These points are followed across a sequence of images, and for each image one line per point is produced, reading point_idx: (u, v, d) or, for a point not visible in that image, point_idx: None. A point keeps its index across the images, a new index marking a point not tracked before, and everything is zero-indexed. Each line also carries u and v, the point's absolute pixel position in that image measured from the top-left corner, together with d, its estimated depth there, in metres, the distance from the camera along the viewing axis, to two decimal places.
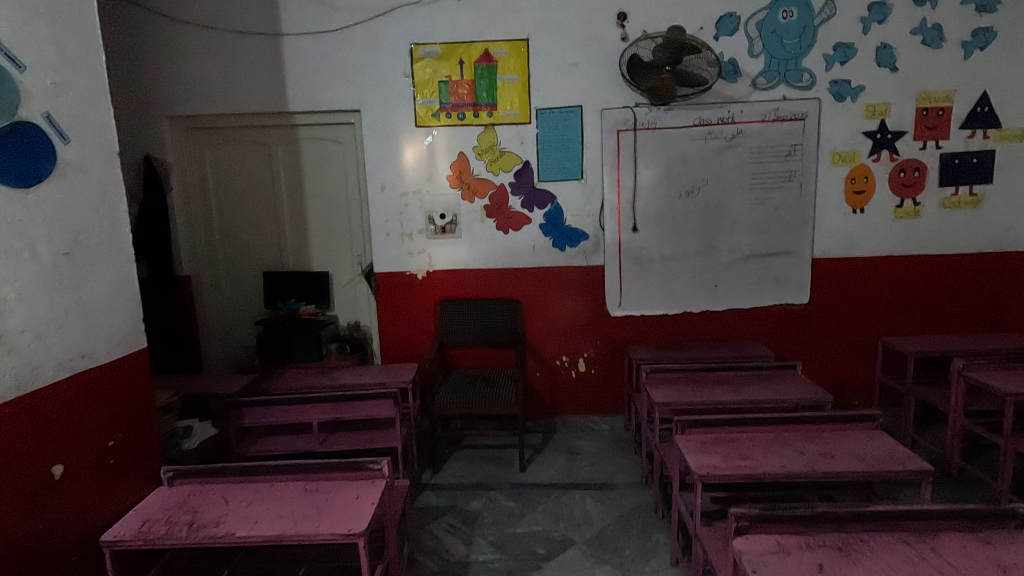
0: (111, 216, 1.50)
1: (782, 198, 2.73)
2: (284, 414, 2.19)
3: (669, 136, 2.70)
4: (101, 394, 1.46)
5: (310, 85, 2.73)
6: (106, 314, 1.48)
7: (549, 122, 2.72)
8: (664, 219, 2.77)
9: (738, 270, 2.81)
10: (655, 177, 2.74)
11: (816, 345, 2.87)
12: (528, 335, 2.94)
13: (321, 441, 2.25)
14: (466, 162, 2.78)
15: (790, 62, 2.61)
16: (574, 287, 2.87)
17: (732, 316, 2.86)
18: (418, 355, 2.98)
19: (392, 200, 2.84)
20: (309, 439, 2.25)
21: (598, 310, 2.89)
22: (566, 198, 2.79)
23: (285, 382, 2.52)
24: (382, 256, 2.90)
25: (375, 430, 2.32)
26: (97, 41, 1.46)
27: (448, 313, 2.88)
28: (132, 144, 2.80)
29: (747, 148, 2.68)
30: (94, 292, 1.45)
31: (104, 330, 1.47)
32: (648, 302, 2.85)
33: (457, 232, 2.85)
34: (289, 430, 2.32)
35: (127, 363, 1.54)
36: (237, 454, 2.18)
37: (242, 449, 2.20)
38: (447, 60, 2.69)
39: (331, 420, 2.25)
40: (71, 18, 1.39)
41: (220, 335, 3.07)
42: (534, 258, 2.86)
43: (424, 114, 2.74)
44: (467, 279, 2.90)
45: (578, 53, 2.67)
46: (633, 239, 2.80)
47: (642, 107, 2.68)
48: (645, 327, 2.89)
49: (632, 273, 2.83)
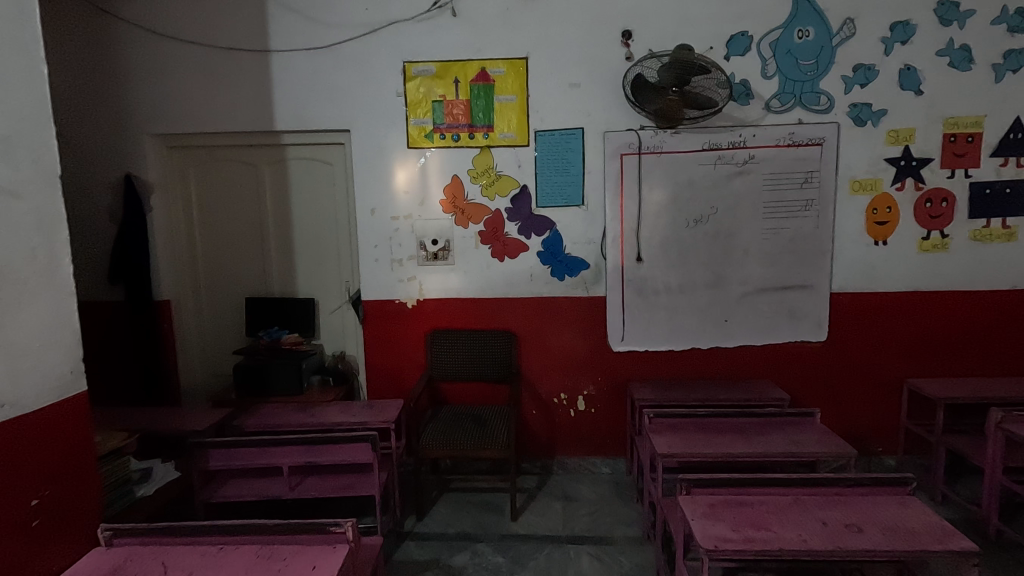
0: (47, 247, 1.36)
1: (798, 229, 2.54)
2: (253, 457, 2.02)
3: (676, 161, 2.53)
4: (26, 447, 1.30)
5: (298, 103, 2.60)
6: (35, 355, 1.34)
7: (548, 145, 2.57)
8: (670, 249, 2.60)
9: (750, 305, 2.62)
10: (660, 204, 2.57)
11: (834, 387, 2.65)
12: (523, 370, 2.75)
13: (292, 487, 2.07)
14: (460, 186, 2.62)
15: (806, 83, 2.45)
16: (573, 319, 2.69)
17: (743, 353, 2.66)
18: (406, 388, 2.80)
19: (382, 224, 2.68)
20: (279, 484, 2.07)
21: (598, 345, 2.70)
22: (566, 225, 2.62)
23: (260, 418, 2.35)
24: (370, 284, 2.74)
25: (352, 474, 2.13)
26: (38, 56, 1.34)
27: (439, 345, 2.70)
28: (113, 162, 2.68)
29: (760, 175, 2.51)
30: (21, 331, 1.31)
31: (31, 372, 1.33)
32: (653, 337, 2.66)
33: (449, 259, 2.69)
34: (260, 473, 2.14)
35: (61, 410, 1.40)
36: (200, 500, 2.00)
37: (206, 494, 2.02)
38: (441, 79, 2.56)
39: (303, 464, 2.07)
40: (6, 29, 1.26)
41: (202, 363, 2.95)
42: (531, 288, 2.68)
43: (416, 135, 2.60)
44: (459, 309, 2.73)
45: (580, 72, 2.52)
46: (637, 269, 2.62)
47: (648, 130, 2.52)
48: (649, 364, 2.70)
49: (635, 305, 2.65)
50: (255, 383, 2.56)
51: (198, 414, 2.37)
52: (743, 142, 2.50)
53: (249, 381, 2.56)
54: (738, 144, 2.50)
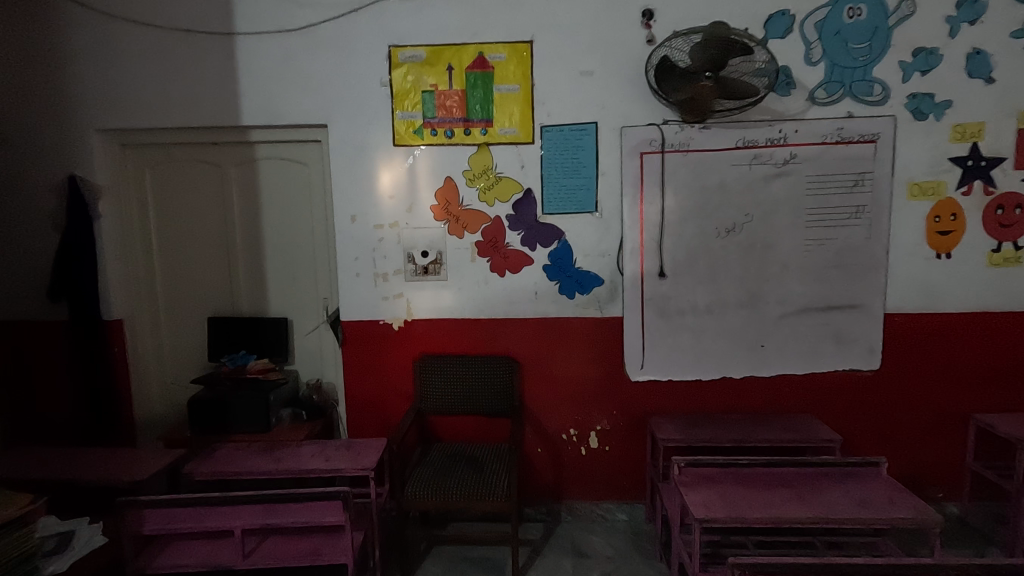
0: None
1: (847, 240, 2.18)
2: (197, 520, 1.65)
3: (705, 161, 2.18)
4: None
5: (267, 94, 2.25)
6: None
7: (556, 142, 2.22)
8: (698, 263, 2.24)
9: (790, 327, 2.25)
10: (686, 211, 2.21)
11: (888, 422, 2.28)
12: (527, 402, 2.39)
13: (246, 554, 1.71)
14: (454, 190, 2.27)
15: (858, 70, 2.10)
16: (584, 344, 2.32)
17: (782, 383, 2.29)
18: (391, 422, 2.43)
19: (364, 233, 2.33)
20: (231, 550, 1.71)
21: (614, 374, 2.33)
22: (576, 235, 2.26)
23: (215, 464, 1.98)
24: (351, 302, 2.38)
25: (320, 536, 1.76)
26: None
27: (429, 374, 2.34)
28: (56, 162, 2.33)
29: (803, 177, 2.16)
30: None
31: None
32: (677, 365, 2.30)
33: (442, 274, 2.33)
34: (209, 535, 1.77)
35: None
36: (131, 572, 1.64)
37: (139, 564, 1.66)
38: (432, 66, 2.21)
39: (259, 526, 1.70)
40: None
41: (161, 392, 2.59)
42: (536, 308, 2.32)
43: (403, 131, 2.25)
44: (453, 331, 2.37)
45: (593, 58, 2.18)
46: (659, 286, 2.26)
47: (672, 126, 2.17)
48: (673, 396, 2.33)
49: (656, 328, 2.28)
50: (214, 418, 2.19)
51: (143, 459, 2.01)
52: (783, 139, 2.14)
53: (207, 416, 2.19)
54: (777, 141, 2.15)
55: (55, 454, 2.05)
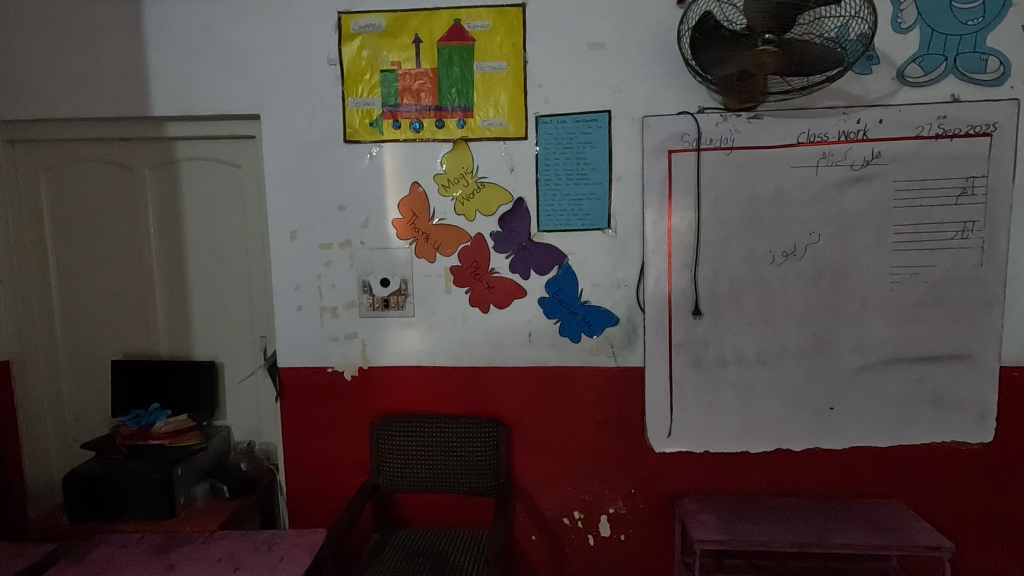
0: None
1: (950, 268, 1.61)
2: None
3: (756, 162, 1.63)
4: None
5: (183, 76, 1.74)
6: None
7: (556, 137, 1.68)
8: (745, 297, 1.68)
9: (869, 383, 1.68)
10: (730, 228, 1.66)
11: (1004, 513, 1.68)
12: (517, 476, 1.82)
13: None
14: (423, 200, 1.74)
15: (967, 38, 1.54)
16: (592, 402, 1.76)
17: (858, 458, 1.71)
18: (342, 499, 1.87)
19: (307, 255, 1.80)
20: None
21: (632, 441, 1.77)
22: (582, 259, 1.71)
23: (83, 573, 1.44)
24: (291, 343, 1.84)
25: None
26: None
27: (389, 439, 1.78)
28: None
29: (889, 183, 1.60)
30: None
31: None
32: (715, 431, 1.73)
33: (407, 308, 1.79)
34: None
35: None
36: None
37: None
38: (395, 38, 1.69)
39: None
40: None
41: (61, 456, 2.05)
42: (529, 354, 1.77)
43: (358, 123, 1.73)
44: (421, 382, 1.82)
45: (605, 26, 1.64)
46: (692, 327, 1.70)
47: (711, 115, 1.63)
48: (709, 472, 1.76)
49: (688, 382, 1.72)
50: (100, 502, 1.68)
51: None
52: (863, 132, 1.59)
53: (92, 499, 1.68)
54: (854, 135, 1.60)
55: None
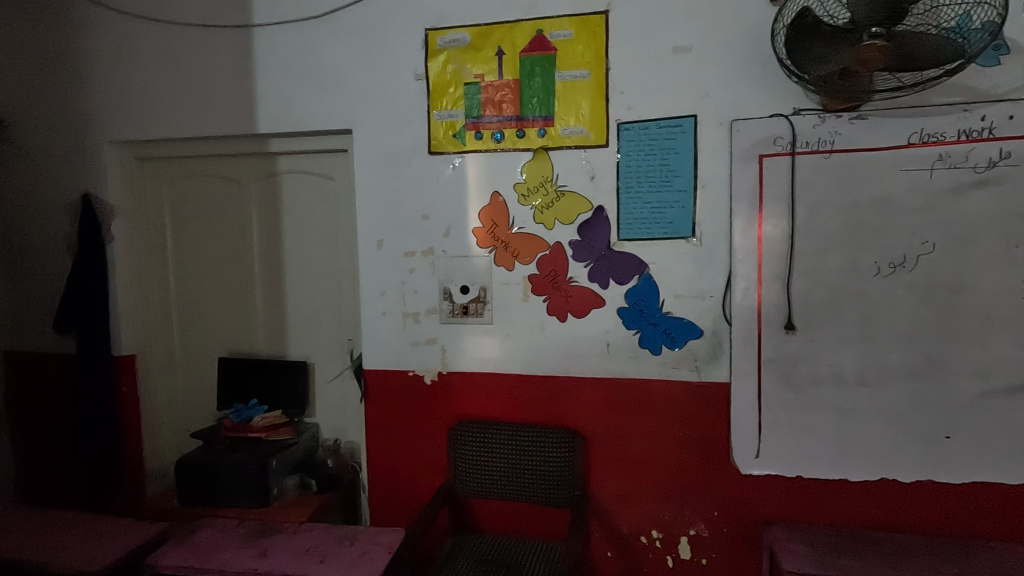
0: None
1: None
2: None
3: (859, 166, 1.51)
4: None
5: (285, 96, 1.88)
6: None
7: (639, 144, 1.65)
8: (845, 312, 1.55)
9: (995, 410, 1.49)
10: (827, 237, 1.54)
11: None
12: (592, 489, 1.78)
13: None
14: (502, 209, 1.76)
15: None
16: (672, 417, 1.70)
17: (980, 495, 1.52)
18: (419, 500, 1.92)
19: (391, 262, 1.87)
20: None
21: (715, 461, 1.68)
22: (664, 269, 1.66)
23: (189, 552, 1.57)
24: (375, 346, 1.92)
25: None
26: None
27: (465, 445, 1.81)
28: (69, 180, 2.09)
29: (1021, 187, 1.42)
30: None
31: None
32: (809, 455, 1.61)
33: (485, 315, 1.81)
34: None
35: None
36: None
37: None
38: (479, 51, 1.73)
39: None
40: None
41: (173, 443, 2.25)
42: (607, 365, 1.73)
43: (442, 134, 1.78)
44: (497, 390, 1.83)
45: (691, 29, 1.59)
46: (784, 342, 1.59)
47: (807, 116, 1.53)
48: (802, 499, 1.63)
49: (779, 401, 1.62)
50: (205, 487, 1.83)
51: (113, 535, 1.65)
52: (987, 130, 1.43)
53: (198, 484, 1.83)
54: (978, 134, 1.44)
55: (23, 520, 1.73)
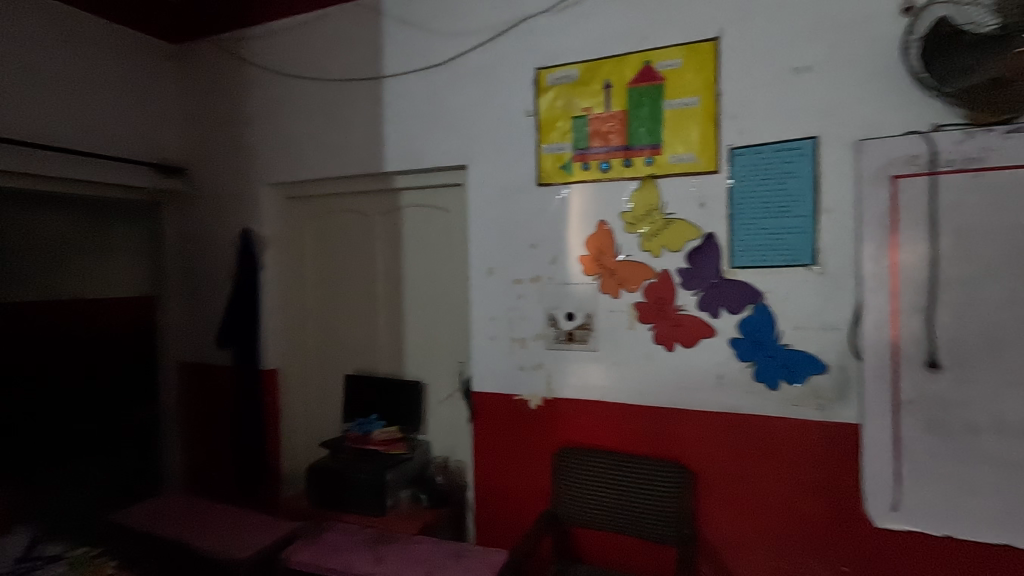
0: None
1: None
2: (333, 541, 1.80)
3: (1020, 185, 1.33)
4: None
5: (410, 136, 2.05)
6: None
7: (752, 169, 1.58)
8: (1012, 353, 1.36)
9: None
10: (961, 260, 1.39)
11: None
12: (702, 533, 1.68)
13: (374, 557, 1.71)
14: (609, 237, 1.76)
15: None
16: (802, 459, 1.55)
17: None
18: (521, 524, 1.93)
19: (502, 288, 1.93)
20: (361, 553, 1.73)
21: (844, 509, 1.52)
22: (784, 298, 1.56)
23: (319, 552, 1.74)
24: (486, 370, 1.97)
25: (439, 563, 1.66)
26: None
27: (569, 471, 1.79)
28: (235, 216, 2.45)
29: None
30: None
31: None
32: (961, 515, 1.41)
33: (590, 343, 1.81)
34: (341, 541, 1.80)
35: None
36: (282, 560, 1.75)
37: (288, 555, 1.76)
38: (586, 85, 1.77)
39: (371, 545, 1.77)
40: None
41: (306, 454, 2.47)
42: (720, 398, 1.64)
43: (550, 166, 1.83)
44: (608, 421, 1.79)
45: (816, 48, 1.50)
46: (928, 381, 1.43)
47: (951, 132, 1.38)
48: (992, 567, 1.40)
49: (924, 449, 1.44)
50: (331, 492, 2.02)
51: (255, 531, 1.87)
52: None
53: (325, 488, 2.03)
54: None
55: (192, 509, 2.03)
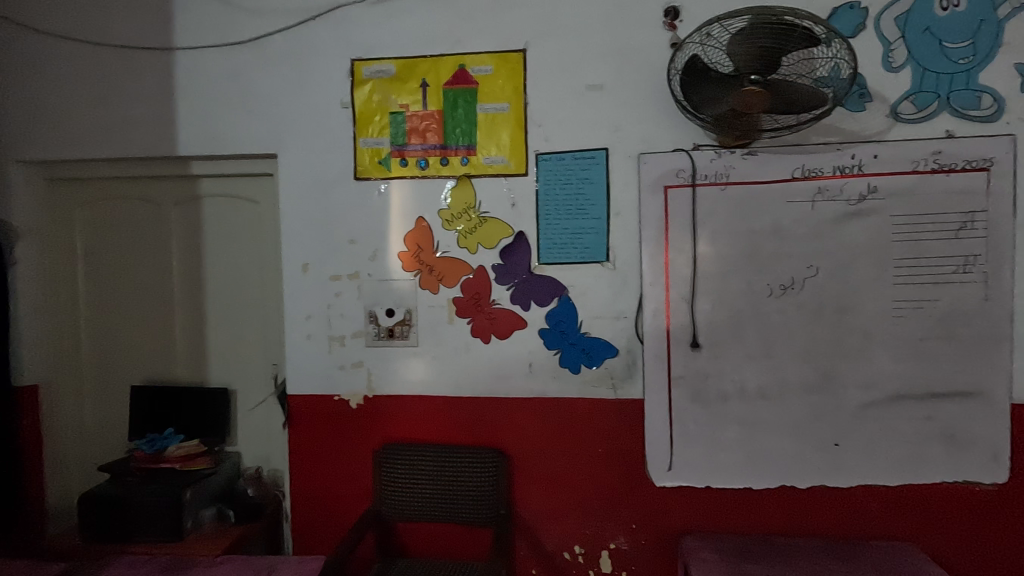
0: None
1: (954, 303, 1.61)
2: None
3: (753, 198, 1.66)
4: None
5: (210, 118, 1.86)
6: None
7: (555, 174, 1.73)
8: (749, 332, 1.68)
9: (876, 422, 1.66)
10: (715, 258, 1.68)
11: (1008, 556, 1.63)
12: (518, 510, 1.80)
13: None
14: (427, 233, 1.79)
15: (960, 76, 1.57)
16: (599, 433, 1.75)
17: (857, 496, 1.67)
18: (343, 527, 1.88)
19: (318, 286, 1.85)
20: None
21: (633, 474, 1.75)
22: (583, 291, 1.74)
23: None
24: (301, 371, 1.88)
25: None
26: None
27: (392, 469, 1.78)
28: None
29: (888, 218, 1.62)
30: None
31: None
32: (717, 467, 1.71)
33: (411, 338, 1.82)
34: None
35: None
36: None
37: None
38: (402, 82, 1.78)
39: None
40: None
41: (81, 483, 2.10)
42: (531, 385, 1.78)
43: (367, 161, 1.80)
44: (430, 413, 1.83)
45: (606, 69, 1.70)
46: (692, 359, 1.71)
47: (706, 152, 1.67)
48: (736, 506, 1.72)
49: (690, 416, 1.72)
50: (112, 522, 1.75)
51: None
52: (858, 167, 1.62)
53: (104, 519, 1.75)
54: (849, 170, 1.63)
55: None
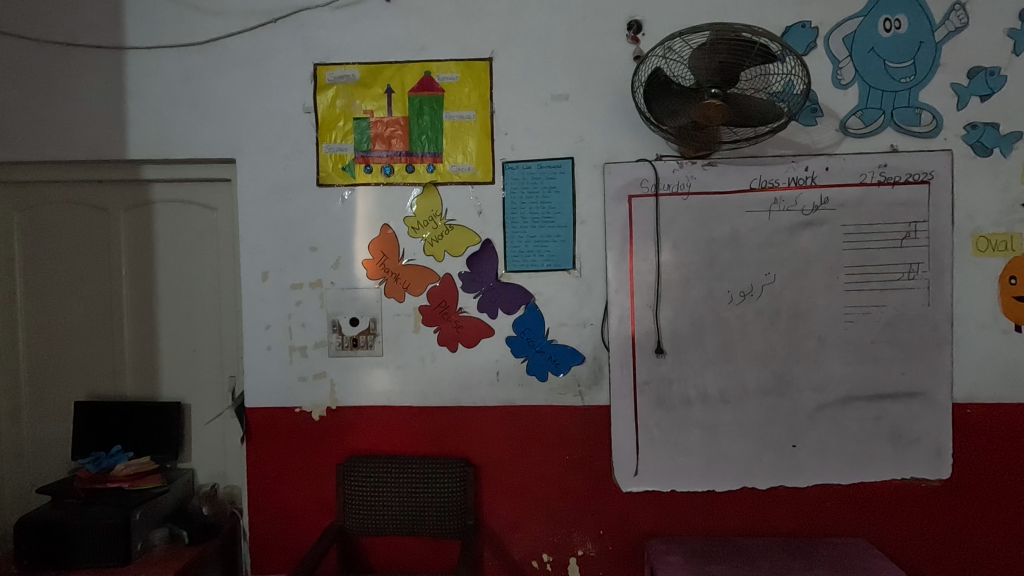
0: None
1: (898, 308, 1.70)
2: None
3: (713, 207, 1.71)
4: None
5: (163, 122, 1.79)
6: None
7: (521, 183, 1.74)
8: (711, 338, 1.73)
9: (830, 423, 1.72)
10: (677, 266, 1.72)
11: (950, 548, 1.71)
12: (485, 519, 1.79)
13: None
14: (392, 241, 1.77)
15: (902, 94, 1.67)
16: (566, 440, 1.75)
17: (814, 495, 1.73)
18: (305, 544, 1.82)
19: (279, 294, 1.80)
20: None
21: (600, 480, 1.76)
22: (549, 299, 1.75)
23: None
24: (260, 383, 1.81)
25: None
26: None
27: (355, 481, 1.74)
28: None
29: (839, 227, 1.70)
30: None
31: None
32: (681, 471, 1.74)
33: (375, 347, 1.79)
34: None
35: None
36: None
37: None
38: (367, 88, 1.76)
39: None
40: None
41: (18, 508, 1.96)
42: (498, 393, 1.77)
43: (330, 167, 1.77)
44: (395, 423, 1.79)
45: (570, 79, 1.72)
46: (656, 365, 1.74)
47: (668, 162, 1.71)
48: (699, 509, 1.75)
49: (655, 421, 1.74)
50: (50, 549, 1.63)
51: None
52: (811, 178, 1.69)
53: (41, 545, 1.63)
54: (803, 182, 1.70)
55: None
